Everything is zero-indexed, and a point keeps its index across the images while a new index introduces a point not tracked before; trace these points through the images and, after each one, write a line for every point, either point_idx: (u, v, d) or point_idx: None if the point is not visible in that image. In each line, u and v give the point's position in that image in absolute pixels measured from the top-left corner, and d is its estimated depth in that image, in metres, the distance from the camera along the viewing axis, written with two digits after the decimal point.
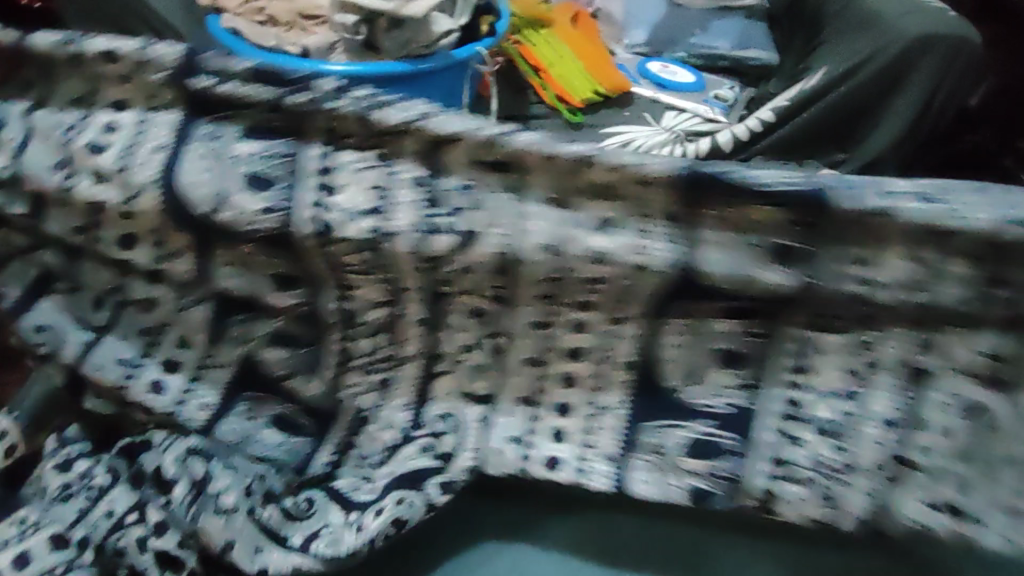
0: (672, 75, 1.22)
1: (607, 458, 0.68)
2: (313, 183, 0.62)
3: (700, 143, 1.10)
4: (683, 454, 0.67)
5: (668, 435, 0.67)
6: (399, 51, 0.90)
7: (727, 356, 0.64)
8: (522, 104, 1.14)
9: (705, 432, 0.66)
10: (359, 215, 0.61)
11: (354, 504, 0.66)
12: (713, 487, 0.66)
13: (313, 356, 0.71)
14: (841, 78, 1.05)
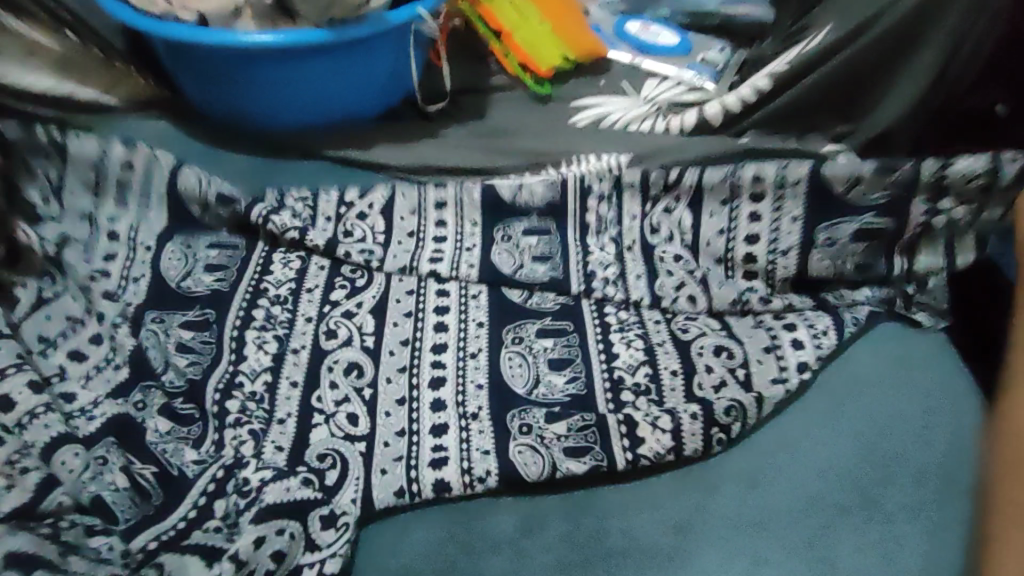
0: (655, 36, 1.07)
1: (497, 456, 0.55)
2: (281, 331, 0.63)
3: (686, 116, 0.96)
4: (541, 339, 0.65)
5: (530, 414, 0.59)
6: (319, 16, 0.75)
7: (551, 363, 0.64)
8: (480, 75, 0.98)
9: (561, 412, 0.60)
10: (266, 352, 0.61)
11: (264, 517, 0.49)
12: (587, 443, 0.58)
13: (286, 320, 0.64)
14: (848, 38, 0.91)
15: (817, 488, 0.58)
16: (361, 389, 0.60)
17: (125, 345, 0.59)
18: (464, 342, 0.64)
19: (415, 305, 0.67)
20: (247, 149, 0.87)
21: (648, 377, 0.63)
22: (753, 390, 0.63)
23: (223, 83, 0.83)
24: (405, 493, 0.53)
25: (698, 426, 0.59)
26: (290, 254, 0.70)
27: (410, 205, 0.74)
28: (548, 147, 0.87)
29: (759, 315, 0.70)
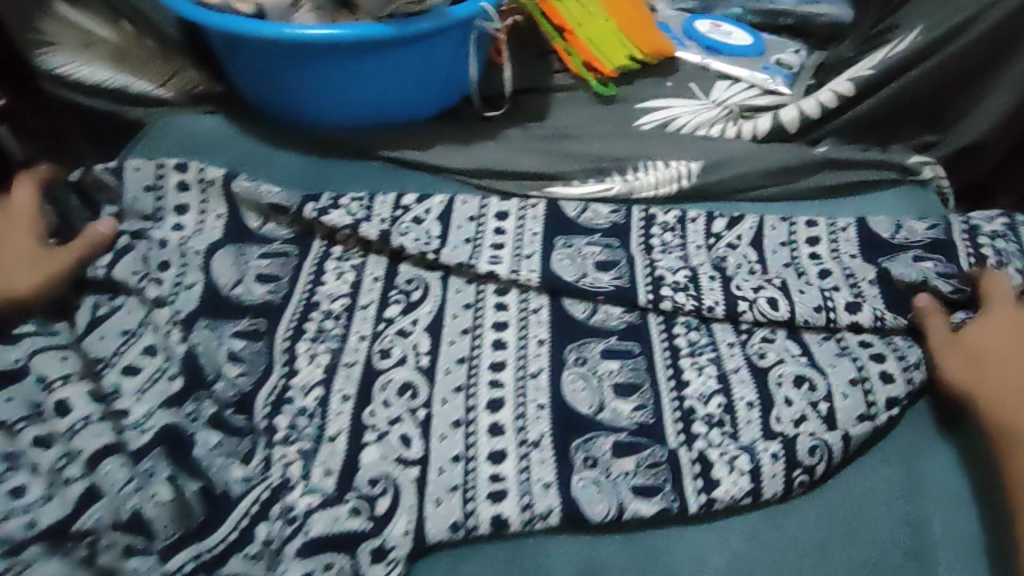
0: (726, 36, 1.00)
1: (561, 490, 0.51)
2: (336, 347, 0.60)
3: (759, 121, 0.89)
4: (606, 361, 0.60)
5: (596, 445, 0.54)
6: (379, 10, 0.73)
7: (618, 389, 0.58)
8: (542, 73, 0.94)
9: (630, 444, 0.54)
10: (319, 366, 0.58)
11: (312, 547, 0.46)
12: (657, 480, 0.52)
13: (332, 333, 0.61)
14: (940, 41, 0.83)
15: (913, 535, 0.53)
16: (416, 410, 0.56)
17: (174, 352, 0.56)
18: (525, 362, 0.59)
19: (473, 321, 0.63)
20: (296, 146, 0.84)
21: (722, 408, 0.58)
22: (839, 429, 0.56)
23: (277, 78, 0.80)
24: (460, 529, 0.49)
25: (779, 468, 0.53)
26: (342, 261, 0.67)
27: (470, 215, 0.73)
28: (613, 151, 0.81)
29: (846, 340, 0.63)
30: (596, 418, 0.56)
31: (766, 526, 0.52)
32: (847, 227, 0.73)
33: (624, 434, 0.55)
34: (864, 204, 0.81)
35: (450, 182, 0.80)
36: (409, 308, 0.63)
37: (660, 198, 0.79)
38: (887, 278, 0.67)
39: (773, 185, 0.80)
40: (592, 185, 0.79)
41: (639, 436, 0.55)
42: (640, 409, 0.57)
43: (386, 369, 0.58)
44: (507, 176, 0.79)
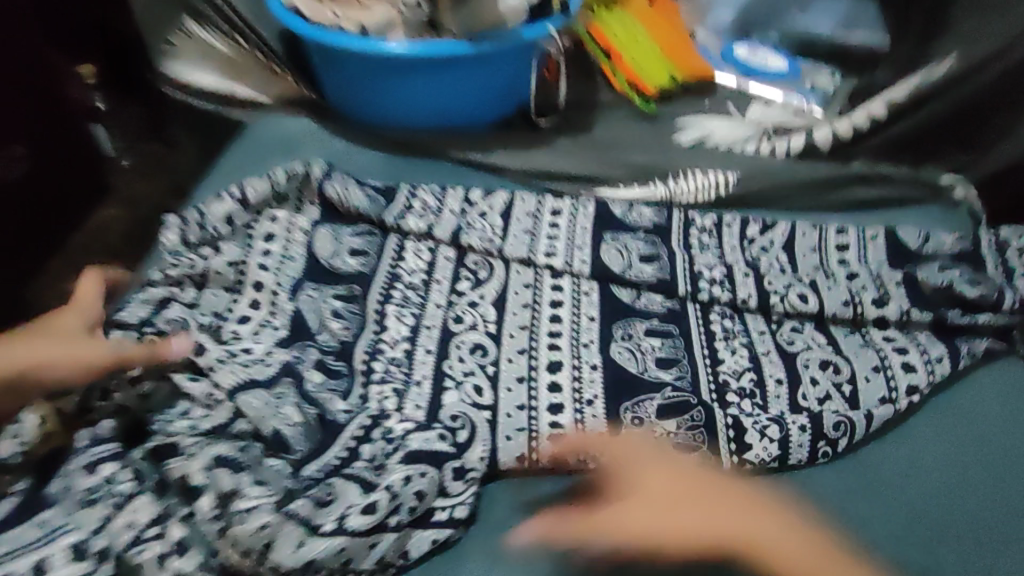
0: (763, 62, 1.09)
1: (612, 438, 0.62)
2: (416, 312, 0.73)
3: (794, 140, 0.97)
4: (649, 337, 0.71)
5: (643, 407, 0.65)
6: (463, 30, 0.85)
7: (660, 361, 0.69)
8: (589, 91, 1.03)
9: (673, 403, 0.64)
10: (403, 326, 0.71)
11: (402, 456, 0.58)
12: (695, 441, 0.62)
13: (416, 302, 0.74)
14: (969, 70, 0.90)
15: (907, 497, 0.60)
16: (486, 364, 0.69)
17: (285, 310, 0.71)
18: (578, 334, 0.71)
19: (533, 297, 0.74)
20: (374, 144, 0.94)
21: (753, 382, 0.67)
22: (860, 409, 0.64)
23: (366, 87, 0.92)
24: (525, 460, 0.61)
25: (806, 438, 0.61)
26: (426, 243, 0.79)
27: (528, 209, 0.83)
28: (657, 161, 0.91)
29: (870, 335, 0.71)
30: (642, 376, 0.67)
31: (782, 479, 0.61)
32: (873, 237, 0.80)
33: (668, 390, 0.65)
34: (892, 218, 0.88)
35: (511, 183, 0.90)
36: (478, 284, 0.76)
37: (695, 204, 0.87)
38: (913, 282, 0.74)
39: (808, 196, 0.88)
40: (640, 190, 0.88)
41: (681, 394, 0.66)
42: (679, 377, 0.67)
43: (460, 331, 0.72)
44: (561, 178, 0.89)
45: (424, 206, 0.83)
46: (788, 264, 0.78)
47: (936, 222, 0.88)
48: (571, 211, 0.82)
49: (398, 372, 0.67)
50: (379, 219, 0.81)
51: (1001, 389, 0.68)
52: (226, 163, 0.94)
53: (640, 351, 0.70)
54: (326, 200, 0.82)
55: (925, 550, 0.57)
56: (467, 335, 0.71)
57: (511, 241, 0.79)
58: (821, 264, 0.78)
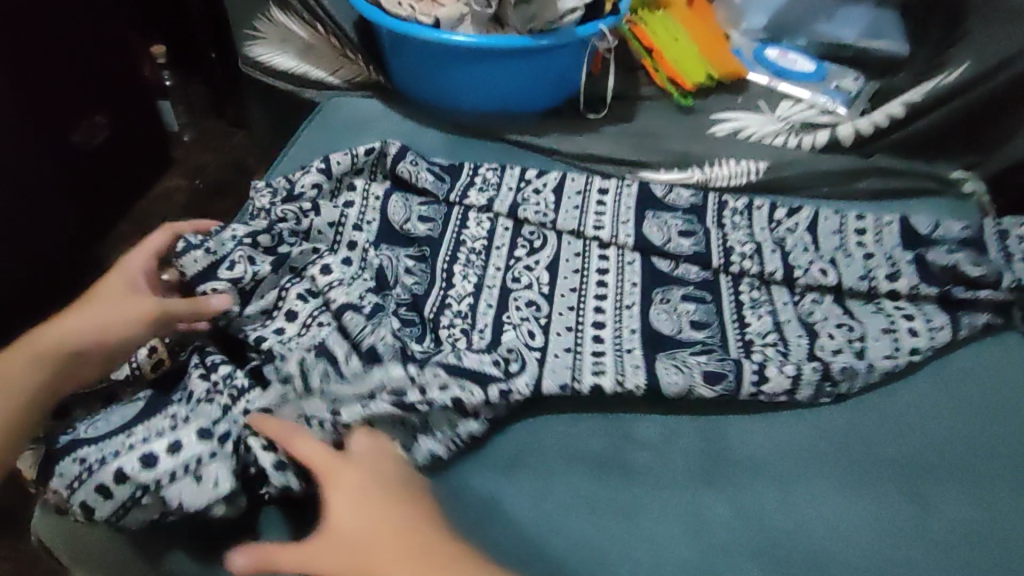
0: (793, 63, 1.17)
1: (647, 374, 0.71)
2: (478, 274, 0.82)
3: (818, 135, 1.06)
4: (685, 301, 0.80)
5: (676, 354, 0.74)
6: (523, 26, 0.94)
7: (693, 322, 0.78)
8: (632, 86, 1.13)
9: (704, 351, 0.75)
10: (468, 283, 0.80)
11: (457, 370, 0.67)
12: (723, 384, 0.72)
13: (478, 263, 0.83)
14: (983, 78, 1.00)
15: (902, 445, 0.71)
16: (539, 317, 0.78)
17: (371, 264, 0.79)
18: (622, 296, 0.80)
19: (582, 264, 0.84)
20: (440, 126, 1.06)
21: (776, 339, 0.77)
22: (865, 360, 0.74)
23: (432, 74, 1.02)
24: (567, 387, 0.70)
25: (818, 381, 0.72)
26: (486, 214, 0.89)
27: (576, 188, 0.92)
28: (693, 149, 1.00)
29: (881, 302, 0.81)
30: (680, 334, 0.77)
31: (796, 423, 0.72)
32: (888, 224, 0.90)
33: (701, 343, 0.76)
34: (907, 207, 0.97)
35: (563, 164, 1.01)
36: (533, 251, 0.85)
37: (730, 188, 0.98)
38: (922, 262, 0.84)
39: (830, 185, 0.97)
40: (676, 174, 0.98)
41: (713, 345, 0.76)
42: (713, 334, 0.77)
43: (518, 294, 0.80)
44: (610, 162, 1.00)
45: (483, 182, 0.92)
46: (812, 242, 0.88)
47: (947, 213, 0.97)
48: (616, 192, 0.92)
49: (465, 318, 0.77)
50: (445, 194, 0.91)
51: (990, 360, 0.78)
52: (304, 139, 1.04)
53: (678, 312, 0.79)
54: (394, 176, 0.92)
55: (912, 487, 0.68)
56: (524, 288, 0.81)
57: (563, 214, 0.89)
58: (839, 243, 0.88)
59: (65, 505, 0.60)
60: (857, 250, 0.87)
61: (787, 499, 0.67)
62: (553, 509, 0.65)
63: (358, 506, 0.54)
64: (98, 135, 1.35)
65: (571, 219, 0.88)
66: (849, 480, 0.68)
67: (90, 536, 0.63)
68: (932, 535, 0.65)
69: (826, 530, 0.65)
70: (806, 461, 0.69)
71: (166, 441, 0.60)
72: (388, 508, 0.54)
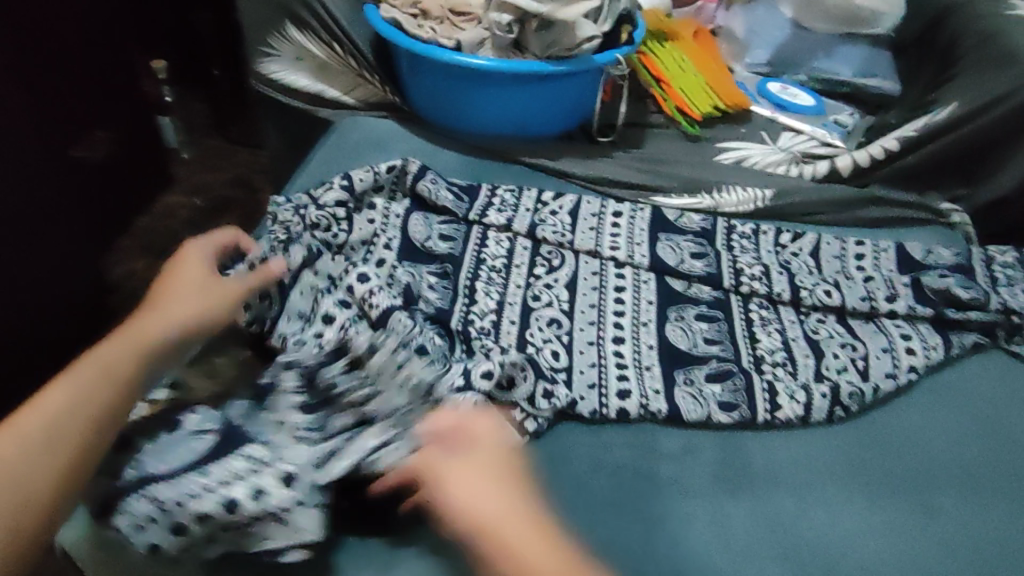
0: (793, 97, 1.23)
1: (667, 399, 0.74)
2: (499, 291, 0.84)
3: (818, 166, 1.11)
4: (699, 321, 0.83)
5: (694, 372, 0.78)
6: (543, 51, 0.97)
7: (707, 339, 0.81)
8: (640, 113, 1.17)
9: (719, 372, 0.77)
10: (491, 299, 0.82)
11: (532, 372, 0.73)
12: (737, 401, 0.75)
13: (499, 280, 0.85)
14: (975, 114, 1.04)
15: (911, 461, 0.73)
16: (560, 335, 0.80)
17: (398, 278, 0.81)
18: (639, 314, 0.83)
19: (599, 282, 0.86)
20: (455, 147, 1.09)
21: (785, 357, 0.80)
22: (870, 381, 0.78)
23: (451, 95, 1.05)
24: (596, 413, 0.73)
25: (826, 403, 0.75)
26: (504, 232, 0.91)
27: (592, 210, 0.95)
28: (701, 176, 1.04)
29: (884, 323, 0.85)
30: (694, 351, 0.79)
31: (809, 439, 0.74)
32: (888, 250, 0.94)
33: (715, 360, 0.78)
34: (905, 236, 1.01)
35: (575, 186, 1.04)
36: (551, 269, 0.87)
37: (739, 214, 1.01)
38: (920, 285, 0.88)
39: (832, 213, 1.01)
40: (687, 199, 1.02)
41: (727, 363, 0.78)
42: (727, 351, 0.80)
43: (540, 309, 0.82)
44: (622, 185, 1.03)
45: (501, 201, 0.95)
46: (817, 267, 0.91)
47: (941, 240, 1.01)
48: (629, 214, 0.95)
49: (488, 332, 0.79)
50: (463, 212, 0.93)
51: (989, 380, 0.81)
52: (322, 155, 1.06)
53: (692, 330, 0.82)
54: (413, 193, 0.94)
55: (923, 500, 0.70)
56: (546, 304, 0.83)
57: (579, 234, 0.91)
58: (843, 268, 0.92)
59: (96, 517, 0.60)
60: (860, 275, 0.90)
61: (805, 512, 0.68)
62: (578, 519, 0.66)
63: (449, 479, 0.54)
64: (98, 150, 1.34)
65: (588, 239, 0.91)
66: (862, 494, 0.70)
67: (114, 548, 0.62)
68: (944, 547, 0.66)
69: (844, 541, 0.66)
70: (820, 476, 0.71)
71: (248, 486, 0.56)
72: (476, 474, 0.54)
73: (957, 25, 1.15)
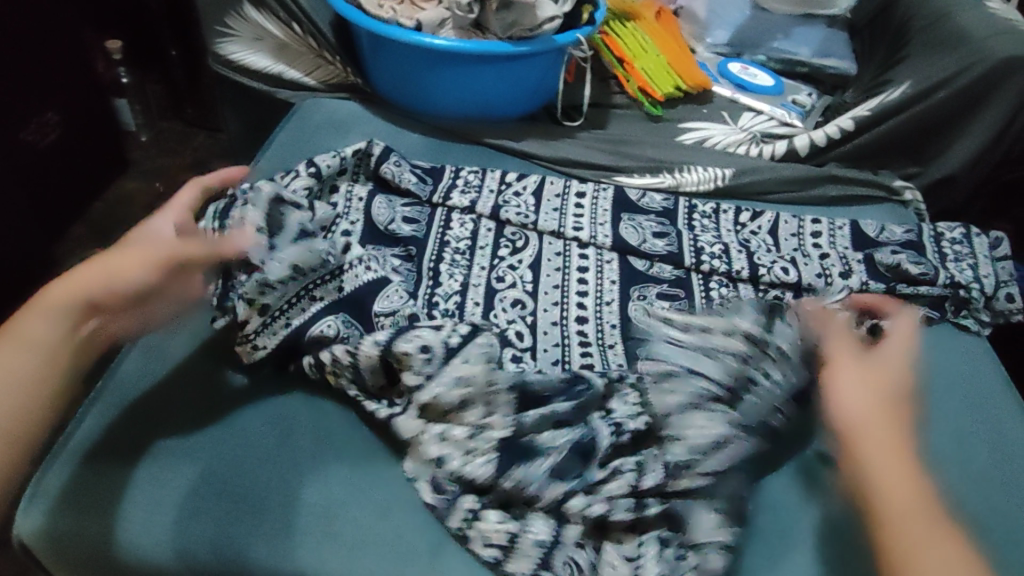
0: (752, 77, 1.25)
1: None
2: (464, 273, 0.84)
3: (776, 145, 1.13)
4: (659, 299, 0.85)
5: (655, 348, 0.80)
6: (503, 32, 0.97)
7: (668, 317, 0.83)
8: (604, 94, 1.18)
9: None
10: (456, 281, 0.83)
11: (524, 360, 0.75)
12: None
13: (463, 262, 0.85)
14: (925, 93, 1.07)
15: None
16: (525, 316, 0.81)
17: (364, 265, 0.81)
18: (602, 294, 0.84)
19: (563, 263, 0.87)
20: (418, 129, 1.08)
21: None
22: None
23: (412, 76, 1.04)
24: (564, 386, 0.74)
25: None
26: (470, 213, 0.92)
27: (556, 191, 0.96)
28: (663, 156, 1.05)
29: (837, 298, 0.88)
30: None
31: None
32: (841, 228, 0.97)
33: None
34: (858, 213, 1.04)
35: (539, 168, 1.04)
36: (516, 250, 0.88)
37: (699, 193, 1.03)
38: (871, 261, 0.91)
39: (789, 192, 1.04)
40: (649, 179, 1.03)
41: None
42: None
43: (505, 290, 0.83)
44: (585, 166, 1.04)
45: (465, 183, 0.95)
46: (774, 245, 0.94)
47: (892, 218, 1.04)
48: (592, 194, 0.96)
49: (454, 315, 0.79)
50: (427, 196, 0.93)
51: (937, 351, 0.85)
52: (282, 138, 1.04)
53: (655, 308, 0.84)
54: (376, 178, 0.94)
55: None
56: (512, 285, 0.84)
57: (542, 215, 0.92)
58: (798, 245, 0.94)
59: (74, 524, 0.64)
60: (814, 252, 0.93)
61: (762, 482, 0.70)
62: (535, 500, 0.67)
63: (856, 392, 0.65)
64: (49, 133, 1.29)
65: (551, 219, 0.92)
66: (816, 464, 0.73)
67: (81, 538, 0.63)
68: None
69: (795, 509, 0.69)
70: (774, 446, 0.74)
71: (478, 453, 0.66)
72: (883, 402, 0.64)
73: (909, 7, 1.18)
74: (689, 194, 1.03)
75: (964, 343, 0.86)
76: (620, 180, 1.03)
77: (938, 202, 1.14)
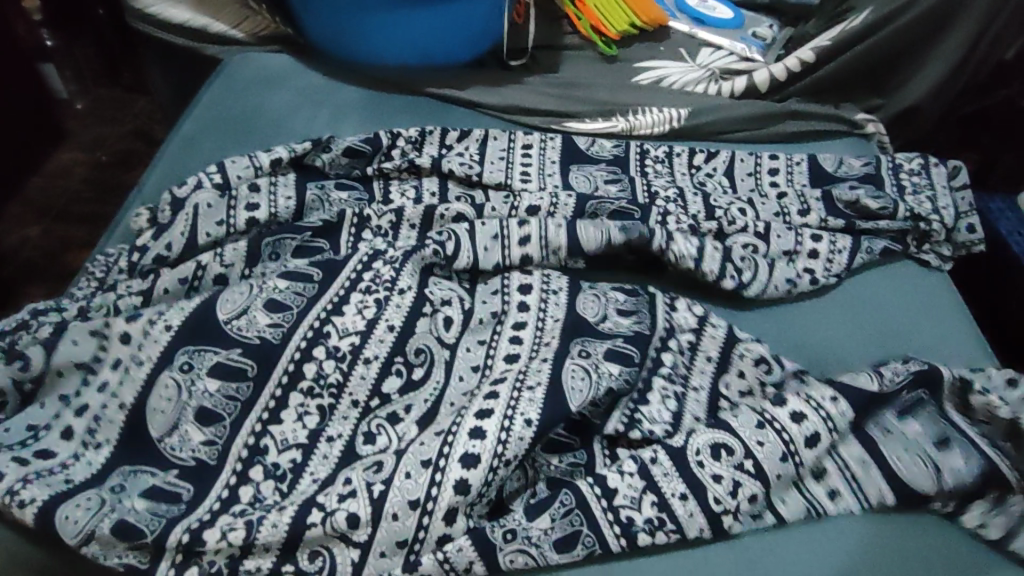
0: (711, 10, 1.18)
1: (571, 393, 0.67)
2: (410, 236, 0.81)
3: (736, 82, 1.08)
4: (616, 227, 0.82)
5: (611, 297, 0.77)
6: None
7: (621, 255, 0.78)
8: (555, 35, 1.11)
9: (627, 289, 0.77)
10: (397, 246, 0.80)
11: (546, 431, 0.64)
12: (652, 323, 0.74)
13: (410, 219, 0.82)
14: (887, 19, 1.02)
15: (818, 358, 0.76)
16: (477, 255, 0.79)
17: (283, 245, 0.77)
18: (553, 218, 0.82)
19: (511, 211, 0.83)
20: (354, 81, 1.01)
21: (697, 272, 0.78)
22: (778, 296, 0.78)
23: (343, 24, 0.97)
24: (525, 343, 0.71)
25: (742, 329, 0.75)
26: (411, 166, 0.88)
27: (501, 149, 0.91)
28: (617, 97, 1.01)
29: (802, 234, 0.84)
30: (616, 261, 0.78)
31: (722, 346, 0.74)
32: (799, 163, 0.93)
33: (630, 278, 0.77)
34: (819, 148, 1.01)
35: (486, 117, 1.00)
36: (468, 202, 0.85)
37: (653, 135, 0.99)
38: (829, 198, 0.88)
39: (747, 130, 1.00)
40: (601, 123, 0.98)
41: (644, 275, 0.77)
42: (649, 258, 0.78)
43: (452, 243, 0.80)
44: (532, 114, 0.99)
45: (405, 141, 0.90)
46: (732, 186, 0.91)
47: (852, 151, 1.01)
48: (543, 146, 0.92)
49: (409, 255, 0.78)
50: (364, 162, 0.88)
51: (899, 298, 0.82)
52: (211, 96, 0.97)
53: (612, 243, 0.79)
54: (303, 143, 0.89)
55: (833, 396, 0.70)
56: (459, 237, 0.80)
57: (490, 165, 0.89)
58: (755, 186, 0.92)
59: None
60: (772, 192, 0.90)
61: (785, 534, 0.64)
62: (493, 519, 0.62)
63: None
64: None
65: (499, 174, 0.88)
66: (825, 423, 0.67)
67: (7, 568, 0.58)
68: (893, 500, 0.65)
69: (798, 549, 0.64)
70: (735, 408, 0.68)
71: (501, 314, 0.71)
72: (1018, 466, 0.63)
73: None
74: (645, 133, 0.99)
75: (926, 285, 0.84)
76: (573, 117, 0.99)
77: (906, 131, 1.11)
